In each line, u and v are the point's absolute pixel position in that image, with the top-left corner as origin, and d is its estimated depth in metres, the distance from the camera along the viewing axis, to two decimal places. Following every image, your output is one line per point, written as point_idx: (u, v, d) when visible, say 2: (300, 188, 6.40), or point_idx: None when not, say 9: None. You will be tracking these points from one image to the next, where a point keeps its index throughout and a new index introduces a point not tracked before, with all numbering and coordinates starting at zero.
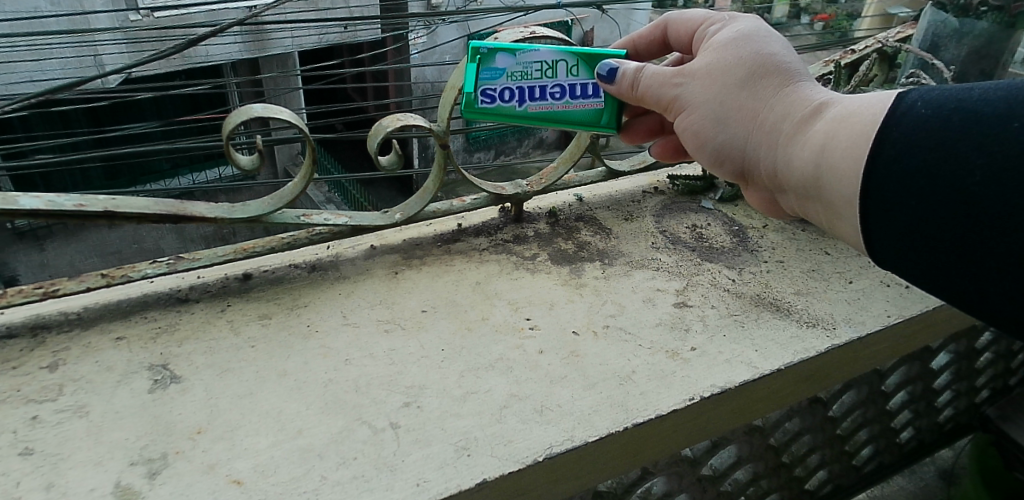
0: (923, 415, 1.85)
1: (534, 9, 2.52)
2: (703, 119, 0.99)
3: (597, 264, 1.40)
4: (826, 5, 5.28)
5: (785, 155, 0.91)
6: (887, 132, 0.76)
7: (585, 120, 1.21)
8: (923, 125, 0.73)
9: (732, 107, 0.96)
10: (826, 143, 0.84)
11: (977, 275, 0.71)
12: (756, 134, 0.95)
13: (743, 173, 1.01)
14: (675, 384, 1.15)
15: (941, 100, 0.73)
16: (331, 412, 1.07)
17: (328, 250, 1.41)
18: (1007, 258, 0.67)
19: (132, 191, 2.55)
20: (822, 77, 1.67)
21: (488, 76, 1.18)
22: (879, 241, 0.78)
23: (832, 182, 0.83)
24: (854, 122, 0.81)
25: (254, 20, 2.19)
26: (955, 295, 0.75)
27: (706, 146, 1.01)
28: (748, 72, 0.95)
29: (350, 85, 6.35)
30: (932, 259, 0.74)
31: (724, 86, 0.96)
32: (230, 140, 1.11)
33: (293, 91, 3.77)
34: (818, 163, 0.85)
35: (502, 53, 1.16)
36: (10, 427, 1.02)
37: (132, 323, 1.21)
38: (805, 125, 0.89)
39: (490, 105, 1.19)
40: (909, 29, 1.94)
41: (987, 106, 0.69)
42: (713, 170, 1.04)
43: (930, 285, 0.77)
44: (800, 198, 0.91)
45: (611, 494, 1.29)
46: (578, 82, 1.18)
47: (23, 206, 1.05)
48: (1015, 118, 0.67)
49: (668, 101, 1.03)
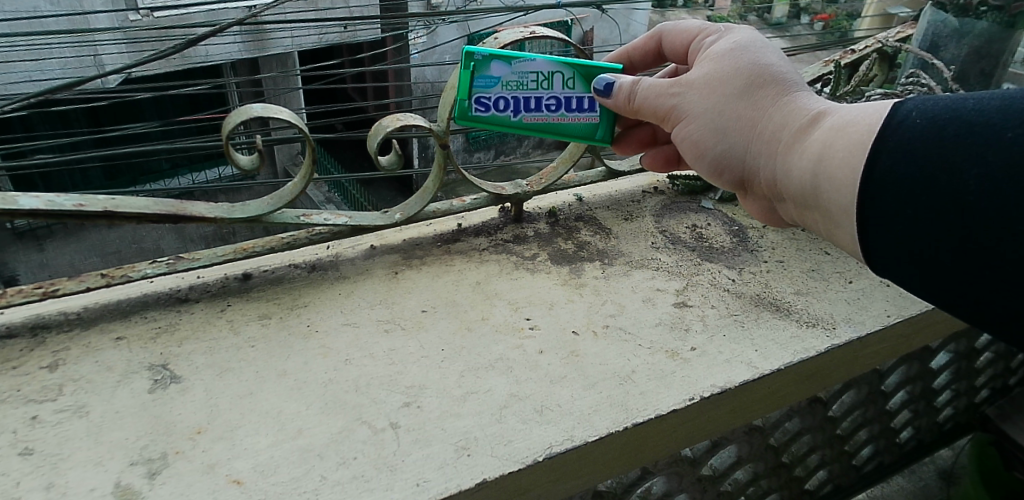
0: (923, 415, 1.85)
1: (535, 9, 2.52)
2: (701, 129, 0.99)
3: (597, 264, 1.40)
4: (826, 6, 5.36)
5: (784, 164, 0.91)
6: (883, 142, 0.76)
7: (580, 131, 1.23)
8: (919, 135, 0.72)
9: (731, 116, 0.96)
10: (824, 152, 0.84)
11: (976, 283, 0.70)
12: (756, 143, 0.95)
13: (742, 182, 1.01)
14: (675, 384, 1.15)
15: (936, 110, 0.73)
16: (331, 412, 1.07)
17: (328, 250, 1.41)
18: (1004, 267, 0.67)
19: (132, 191, 2.55)
20: (822, 77, 1.66)
21: (482, 84, 1.16)
22: (877, 250, 0.78)
23: (830, 191, 0.83)
24: (851, 131, 0.81)
25: (254, 20, 2.16)
26: (953, 304, 0.74)
27: (704, 156, 1.01)
28: (747, 82, 0.96)
29: (351, 85, 6.34)
30: (931, 268, 0.74)
31: (722, 95, 0.97)
32: (229, 141, 1.11)
33: (294, 90, 3.75)
34: (816, 171, 0.85)
35: (496, 61, 1.15)
36: (10, 427, 1.02)
37: (132, 323, 1.21)
38: (802, 134, 0.89)
39: (484, 113, 1.18)
40: (909, 29, 1.94)
41: (982, 115, 0.69)
42: (711, 179, 1.04)
43: (930, 293, 0.76)
44: (799, 208, 0.91)
45: (611, 493, 1.29)
46: (574, 95, 1.19)
47: (22, 206, 1.05)
48: (1010, 127, 0.66)
49: (665, 111, 1.03)
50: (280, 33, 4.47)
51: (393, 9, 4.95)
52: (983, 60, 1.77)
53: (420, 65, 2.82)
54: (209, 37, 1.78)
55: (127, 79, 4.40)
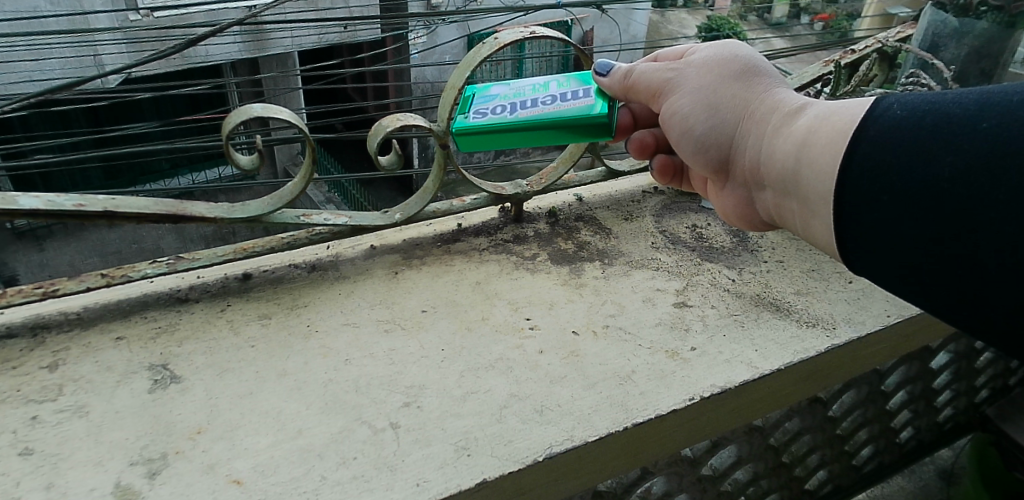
0: (923, 415, 1.85)
1: (535, 9, 2.51)
2: (693, 103, 1.02)
3: (597, 264, 1.40)
4: (826, 6, 5.57)
5: (770, 146, 0.92)
6: (862, 131, 0.75)
7: (581, 116, 1.14)
8: (898, 124, 0.72)
9: (724, 95, 0.99)
10: (807, 138, 0.85)
11: (949, 278, 0.68)
12: (746, 124, 0.97)
13: (726, 163, 1.02)
14: (675, 384, 1.15)
15: (916, 103, 0.72)
16: (331, 413, 1.07)
17: (328, 250, 1.41)
18: (974, 255, 0.65)
19: (132, 191, 2.54)
20: (823, 77, 1.62)
21: (481, 101, 1.19)
22: (853, 241, 0.77)
23: (809, 177, 0.83)
24: (834, 120, 0.81)
25: (254, 20, 2.15)
26: (925, 298, 0.73)
27: (691, 132, 1.03)
28: (742, 69, 1.00)
29: (351, 85, 6.35)
30: (905, 259, 0.72)
31: (718, 75, 1.00)
32: (229, 141, 1.11)
33: (293, 90, 3.74)
34: (798, 156, 0.86)
35: (494, 85, 1.21)
36: (10, 426, 1.02)
37: (132, 323, 1.21)
38: (787, 120, 0.91)
39: (482, 119, 1.16)
40: (909, 27, 1.92)
41: (959, 107, 0.68)
42: (693, 159, 1.06)
43: (902, 289, 0.75)
44: (778, 195, 0.92)
45: (611, 493, 1.29)
46: (569, 90, 1.17)
47: (23, 206, 1.05)
48: (986, 118, 0.65)
49: (658, 86, 1.06)
50: (280, 33, 4.48)
51: (393, 9, 4.96)
52: (983, 60, 1.79)
53: (420, 65, 2.79)
54: (210, 36, 1.77)
55: (127, 79, 4.41)
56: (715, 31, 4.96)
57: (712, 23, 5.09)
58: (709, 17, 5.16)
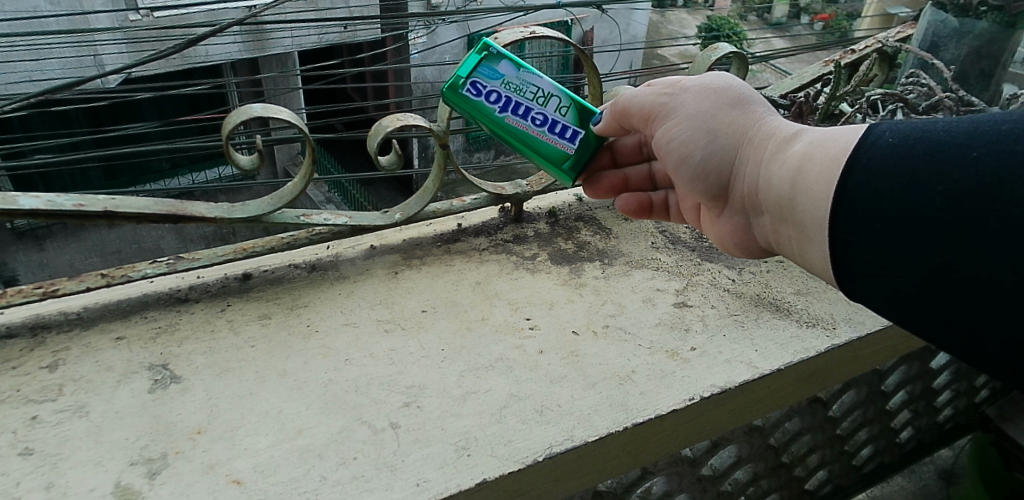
0: (923, 416, 1.85)
1: (534, 9, 2.50)
2: (691, 129, 1.01)
3: (597, 264, 1.40)
4: (825, 6, 5.67)
5: (766, 172, 0.92)
6: (856, 160, 0.75)
7: (550, 157, 1.18)
8: (890, 152, 0.72)
9: (721, 122, 0.98)
10: (803, 164, 0.85)
11: (942, 305, 0.68)
12: (744, 150, 0.96)
13: (725, 189, 1.01)
14: (675, 384, 1.15)
15: (907, 131, 0.72)
16: (331, 413, 1.07)
17: (328, 250, 1.41)
18: (970, 283, 0.64)
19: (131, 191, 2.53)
20: (823, 77, 1.63)
21: (484, 73, 1.14)
22: (850, 270, 0.76)
23: (805, 204, 0.84)
24: (830, 146, 0.81)
25: (254, 20, 2.14)
26: (918, 326, 0.72)
27: (689, 158, 1.02)
28: (736, 97, 0.99)
29: (351, 85, 6.35)
30: (900, 287, 0.71)
31: (714, 102, 1.00)
32: (229, 141, 1.11)
33: (293, 90, 3.74)
34: (794, 183, 0.86)
35: (507, 60, 1.14)
36: (10, 426, 1.02)
37: (132, 323, 1.21)
38: (783, 146, 0.91)
39: (473, 98, 1.15)
40: (909, 27, 1.91)
41: (950, 136, 0.68)
42: (691, 187, 1.04)
43: (895, 315, 0.74)
44: (774, 222, 0.92)
45: (611, 493, 1.30)
46: (563, 120, 1.16)
47: (23, 206, 1.04)
48: (975, 147, 0.65)
49: (653, 111, 1.05)
50: (280, 33, 4.47)
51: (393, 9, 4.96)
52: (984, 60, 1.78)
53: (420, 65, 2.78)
54: (209, 36, 1.77)
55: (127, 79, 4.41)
56: (715, 31, 4.96)
57: (712, 23, 5.09)
58: (709, 18, 5.16)
